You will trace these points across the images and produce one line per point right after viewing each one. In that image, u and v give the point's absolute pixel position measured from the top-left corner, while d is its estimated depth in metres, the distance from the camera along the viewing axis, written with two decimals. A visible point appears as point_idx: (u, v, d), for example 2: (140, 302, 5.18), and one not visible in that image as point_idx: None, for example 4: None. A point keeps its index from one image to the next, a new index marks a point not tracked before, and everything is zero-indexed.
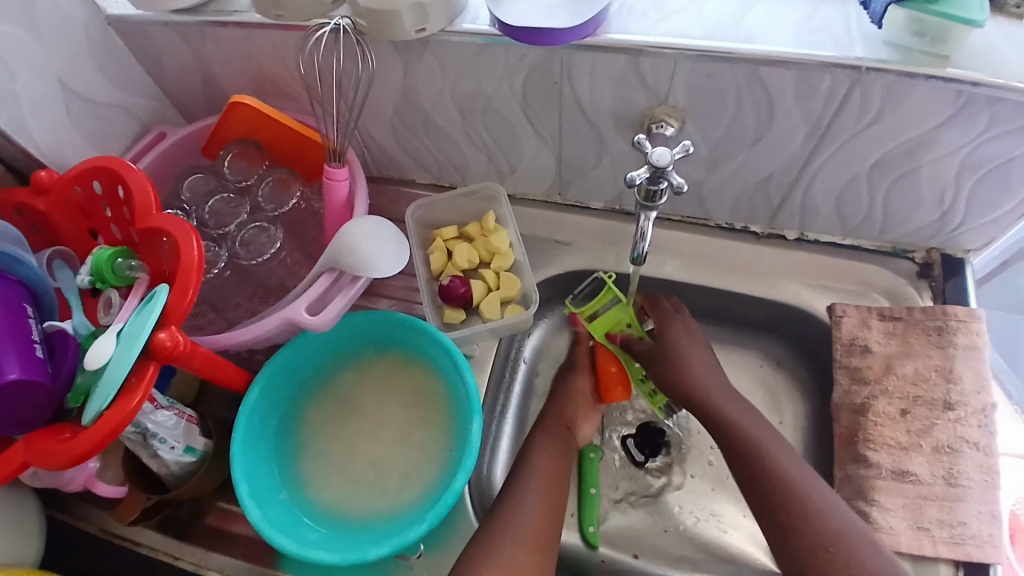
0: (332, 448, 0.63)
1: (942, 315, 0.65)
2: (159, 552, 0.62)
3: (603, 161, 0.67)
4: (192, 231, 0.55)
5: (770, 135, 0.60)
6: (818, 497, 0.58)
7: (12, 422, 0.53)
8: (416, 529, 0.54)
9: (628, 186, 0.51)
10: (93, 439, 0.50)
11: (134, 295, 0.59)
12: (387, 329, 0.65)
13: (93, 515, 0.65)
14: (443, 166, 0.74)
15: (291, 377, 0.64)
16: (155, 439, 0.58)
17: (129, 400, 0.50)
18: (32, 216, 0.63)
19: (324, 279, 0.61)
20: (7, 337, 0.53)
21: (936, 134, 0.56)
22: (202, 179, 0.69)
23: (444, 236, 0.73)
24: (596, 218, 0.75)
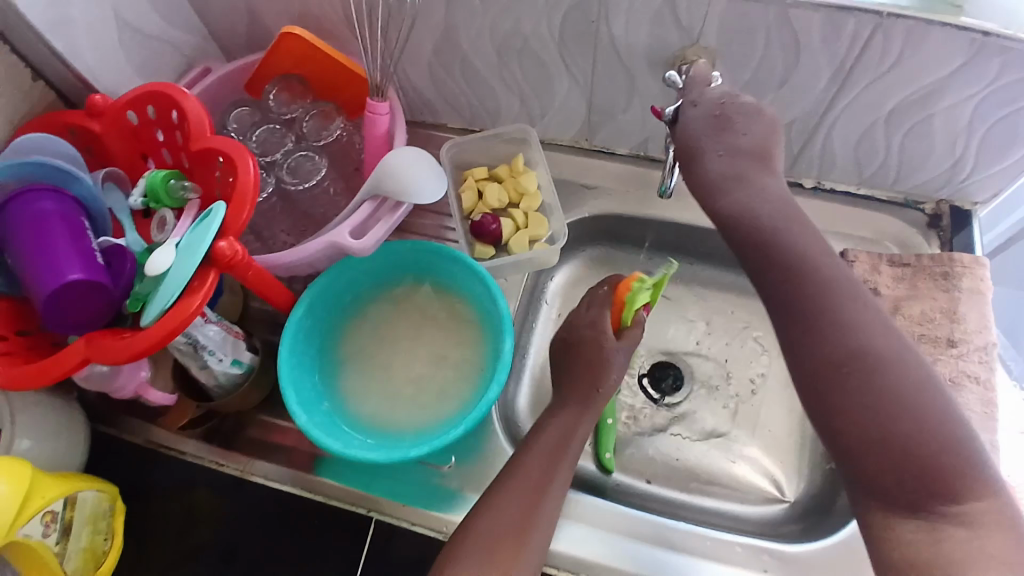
0: (371, 368, 0.68)
1: (948, 262, 0.69)
2: (204, 460, 0.66)
3: (633, 104, 0.71)
4: (249, 154, 0.58)
5: (795, 78, 0.63)
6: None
7: (72, 324, 0.56)
8: (453, 433, 0.59)
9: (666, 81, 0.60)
10: (154, 338, 0.53)
11: (187, 215, 0.62)
12: (424, 261, 0.69)
13: (138, 427, 0.68)
14: (475, 110, 0.77)
15: (334, 300, 0.68)
16: (205, 351, 0.61)
17: (188, 305, 0.54)
18: (84, 137, 0.66)
19: (368, 205, 0.64)
20: (71, 251, 0.56)
21: (947, 83, 0.59)
22: (248, 111, 0.72)
23: (475, 176, 0.76)
24: (622, 164, 0.78)
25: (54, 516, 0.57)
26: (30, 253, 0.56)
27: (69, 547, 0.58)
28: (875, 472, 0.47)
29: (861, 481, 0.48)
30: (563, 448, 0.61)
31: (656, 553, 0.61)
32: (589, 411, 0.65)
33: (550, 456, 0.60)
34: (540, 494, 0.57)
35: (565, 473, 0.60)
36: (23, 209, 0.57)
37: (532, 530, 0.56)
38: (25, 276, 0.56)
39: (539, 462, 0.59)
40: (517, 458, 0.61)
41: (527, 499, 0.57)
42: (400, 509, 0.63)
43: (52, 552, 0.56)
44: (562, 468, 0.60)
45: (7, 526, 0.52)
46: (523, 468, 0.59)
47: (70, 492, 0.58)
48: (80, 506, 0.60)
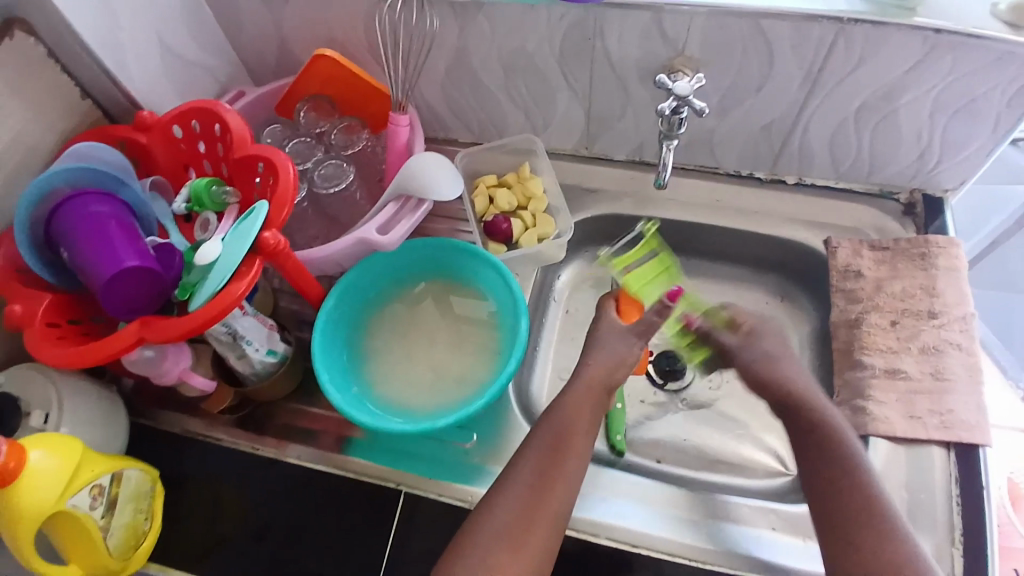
0: (396, 355, 0.73)
1: (925, 243, 0.75)
2: (240, 445, 0.70)
3: (627, 113, 0.78)
4: (288, 158, 0.65)
5: (770, 83, 0.71)
6: (817, 398, 0.68)
7: (128, 309, 0.62)
8: (476, 404, 0.64)
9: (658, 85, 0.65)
10: (203, 319, 0.57)
11: (229, 217, 0.68)
12: (443, 257, 0.75)
13: (174, 418, 0.72)
14: (483, 123, 0.85)
15: (359, 295, 0.74)
16: (244, 340, 0.65)
17: (235, 288, 0.58)
18: (133, 149, 0.73)
19: (393, 204, 0.71)
20: (124, 243, 0.62)
21: (905, 81, 0.67)
22: (280, 129, 0.80)
23: (486, 183, 0.83)
24: (619, 169, 0.85)
25: (101, 490, 0.60)
26: (86, 246, 0.61)
27: (113, 521, 0.61)
28: (847, 498, 0.60)
29: (836, 493, 0.61)
30: (562, 451, 0.63)
31: (669, 515, 0.65)
32: (586, 401, 0.68)
33: (551, 456, 0.63)
34: (540, 493, 0.60)
35: (568, 475, 0.62)
36: (79, 209, 0.62)
37: (535, 524, 0.59)
38: (80, 268, 0.62)
39: (540, 461, 0.62)
40: (519, 453, 0.64)
41: (526, 497, 0.60)
42: (427, 482, 0.66)
43: (95, 525, 0.59)
44: (563, 471, 0.62)
45: (55, 495, 0.55)
46: (523, 469, 0.62)
47: (117, 469, 0.61)
48: (126, 484, 0.62)
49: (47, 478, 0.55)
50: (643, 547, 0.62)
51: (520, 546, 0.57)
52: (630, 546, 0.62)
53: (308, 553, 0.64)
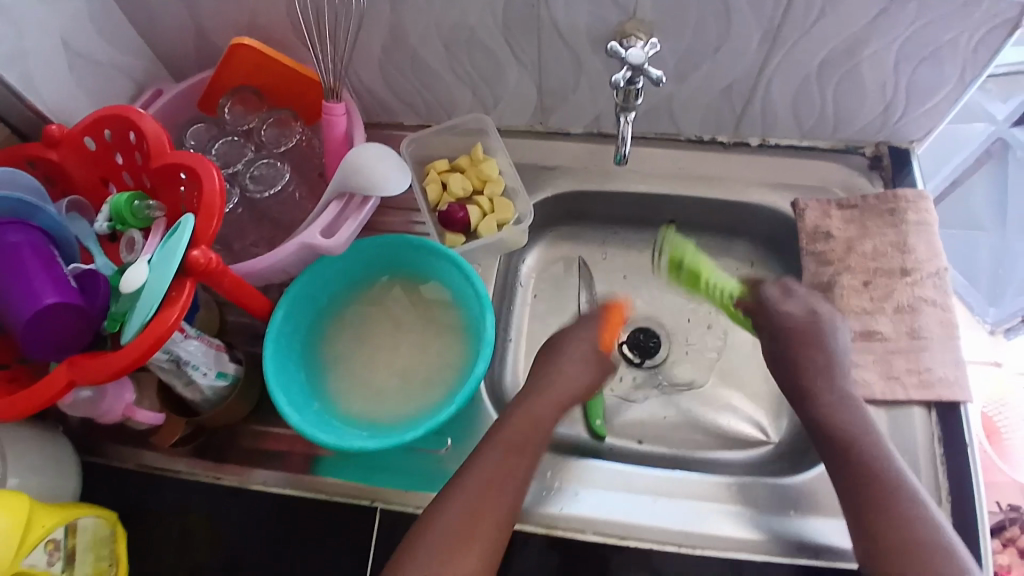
0: (357, 362, 0.69)
1: (894, 199, 0.73)
2: (200, 475, 0.65)
3: (581, 83, 0.73)
4: (211, 162, 0.59)
5: (728, 43, 0.66)
6: None
7: (54, 347, 0.56)
8: (446, 412, 0.60)
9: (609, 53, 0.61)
10: (138, 351, 0.52)
11: (155, 234, 0.62)
12: (398, 255, 0.71)
13: (127, 452, 0.66)
14: (429, 104, 0.80)
15: (312, 302, 0.69)
16: (189, 367, 0.60)
17: (168, 316, 0.53)
18: (44, 168, 0.66)
19: (335, 205, 0.66)
20: (41, 276, 0.56)
21: (869, 31, 0.63)
22: (204, 128, 0.74)
23: (438, 169, 0.78)
24: (576, 142, 0.81)
25: (57, 544, 0.54)
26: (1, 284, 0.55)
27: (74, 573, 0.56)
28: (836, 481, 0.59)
29: None
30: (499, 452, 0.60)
31: (655, 500, 0.63)
32: (546, 398, 0.67)
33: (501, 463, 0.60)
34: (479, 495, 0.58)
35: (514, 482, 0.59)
36: None
37: (479, 539, 0.56)
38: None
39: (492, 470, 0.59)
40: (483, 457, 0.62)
41: (484, 517, 0.57)
42: (404, 496, 0.63)
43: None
44: (509, 477, 0.59)
45: (9, 556, 0.49)
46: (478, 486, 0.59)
47: (70, 520, 0.56)
48: (82, 533, 0.57)
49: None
50: (629, 539, 0.61)
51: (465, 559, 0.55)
52: (618, 539, 0.61)
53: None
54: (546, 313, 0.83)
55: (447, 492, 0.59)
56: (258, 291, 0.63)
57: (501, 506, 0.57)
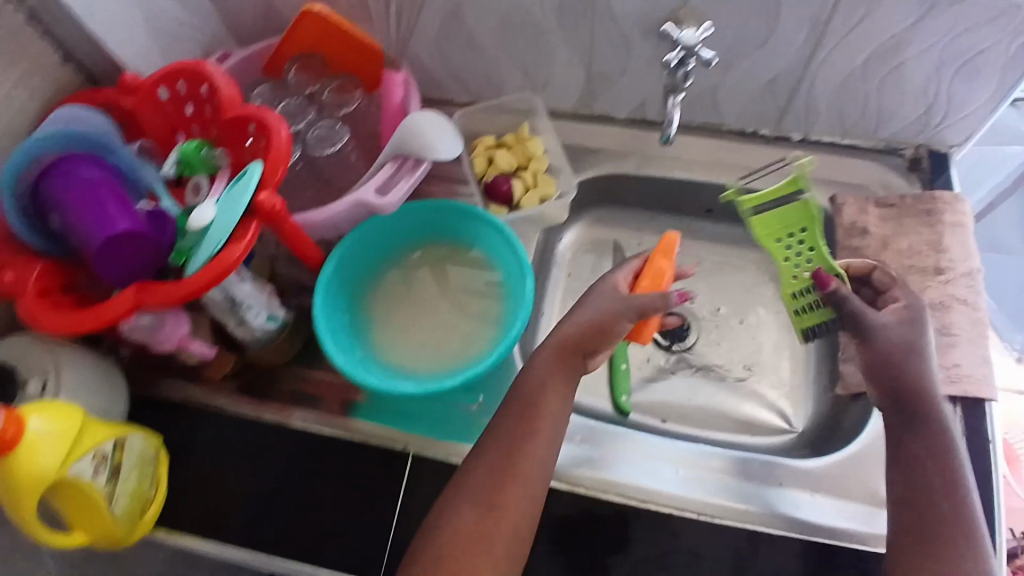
0: (395, 323, 0.72)
1: (931, 200, 0.74)
2: (241, 410, 0.66)
3: (628, 69, 0.76)
4: (281, 117, 0.63)
5: (776, 36, 0.68)
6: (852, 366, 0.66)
7: (126, 273, 0.60)
8: (484, 365, 0.63)
9: (665, 31, 0.65)
10: (203, 282, 0.56)
11: (221, 181, 0.66)
12: (442, 226, 0.74)
13: (173, 387, 0.69)
14: (480, 82, 0.83)
15: (362, 258, 0.73)
16: (243, 306, 0.64)
17: (231, 254, 0.57)
18: (121, 114, 0.70)
19: (390, 165, 0.69)
20: (116, 207, 0.60)
21: (911, 33, 0.65)
22: (270, 89, 0.77)
23: (486, 144, 0.81)
24: (620, 128, 0.84)
25: (104, 457, 0.56)
26: (78, 214, 0.59)
27: (119, 489, 0.57)
28: None
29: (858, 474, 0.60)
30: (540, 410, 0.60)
31: (679, 474, 0.66)
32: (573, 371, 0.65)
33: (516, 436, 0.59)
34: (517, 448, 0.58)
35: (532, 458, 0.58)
36: (70, 174, 0.60)
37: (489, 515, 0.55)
38: (72, 234, 0.60)
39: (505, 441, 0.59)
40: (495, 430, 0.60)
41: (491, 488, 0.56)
42: (435, 444, 0.64)
43: (100, 490, 0.55)
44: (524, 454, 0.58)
45: (55, 463, 0.52)
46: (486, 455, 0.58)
47: (119, 435, 0.57)
48: (130, 450, 0.59)
49: (45, 448, 0.52)
50: (652, 503, 0.62)
51: (500, 508, 0.55)
52: (640, 501, 0.62)
53: (312, 526, 0.61)
54: (577, 291, 0.85)
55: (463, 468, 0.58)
56: (310, 243, 0.66)
57: (540, 462, 0.58)
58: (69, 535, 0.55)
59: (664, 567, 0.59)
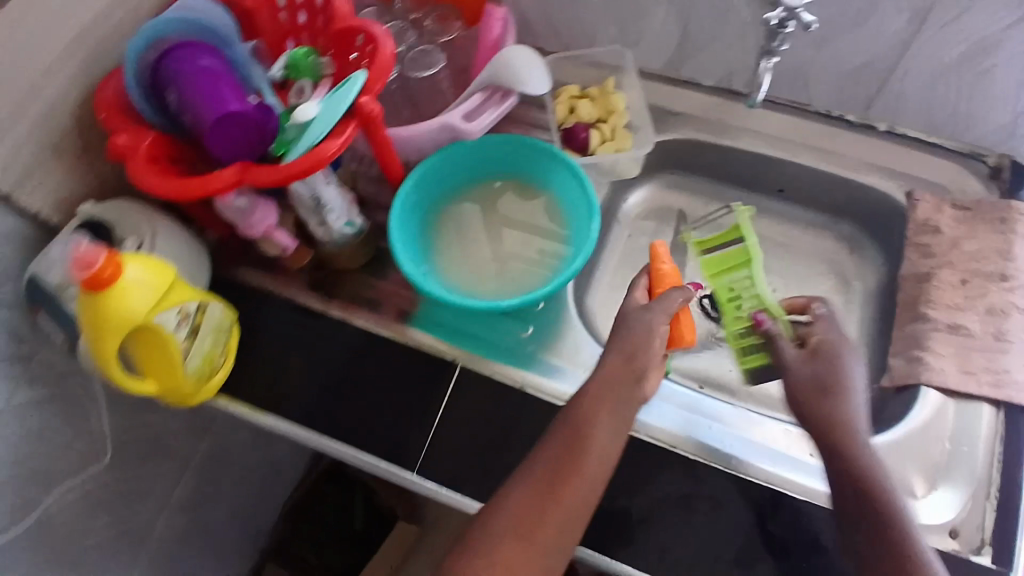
0: (459, 252, 0.76)
1: (1009, 208, 0.73)
2: (308, 301, 0.71)
3: (723, 35, 0.77)
4: (389, 34, 0.67)
5: (875, 17, 0.69)
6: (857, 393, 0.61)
7: (231, 152, 0.64)
8: (542, 292, 0.66)
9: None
10: (299, 169, 0.59)
11: (323, 87, 0.70)
12: (515, 167, 0.77)
13: (249, 272, 0.73)
14: (575, 33, 0.85)
15: (437, 183, 0.75)
16: (327, 207, 0.67)
17: (328, 148, 0.60)
18: (238, 14, 0.74)
19: (480, 95, 0.72)
20: (230, 91, 0.64)
21: (1014, 30, 0.65)
22: (376, 13, 0.81)
23: (570, 92, 0.82)
24: (703, 93, 0.83)
25: (187, 314, 0.60)
26: (195, 91, 0.63)
27: (193, 346, 0.62)
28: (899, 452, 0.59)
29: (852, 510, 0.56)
30: (581, 443, 0.55)
31: (716, 429, 0.69)
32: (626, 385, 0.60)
33: (563, 457, 0.55)
34: (546, 495, 0.54)
35: (586, 480, 0.55)
36: (193, 56, 0.64)
37: (536, 534, 0.53)
38: (186, 110, 0.64)
39: (552, 460, 0.55)
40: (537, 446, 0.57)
41: (538, 499, 0.54)
42: (484, 360, 0.67)
43: (177, 343, 0.59)
44: (576, 478, 0.54)
45: (146, 307, 0.55)
46: (534, 464, 0.56)
47: (202, 299, 0.62)
48: (208, 316, 0.63)
49: (139, 292, 0.55)
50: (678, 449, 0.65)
51: (532, 533, 0.53)
52: (670, 445, 0.65)
53: (358, 414, 0.65)
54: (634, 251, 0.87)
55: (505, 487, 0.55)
56: (395, 156, 0.69)
57: (581, 507, 0.54)
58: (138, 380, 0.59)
59: (684, 506, 0.61)
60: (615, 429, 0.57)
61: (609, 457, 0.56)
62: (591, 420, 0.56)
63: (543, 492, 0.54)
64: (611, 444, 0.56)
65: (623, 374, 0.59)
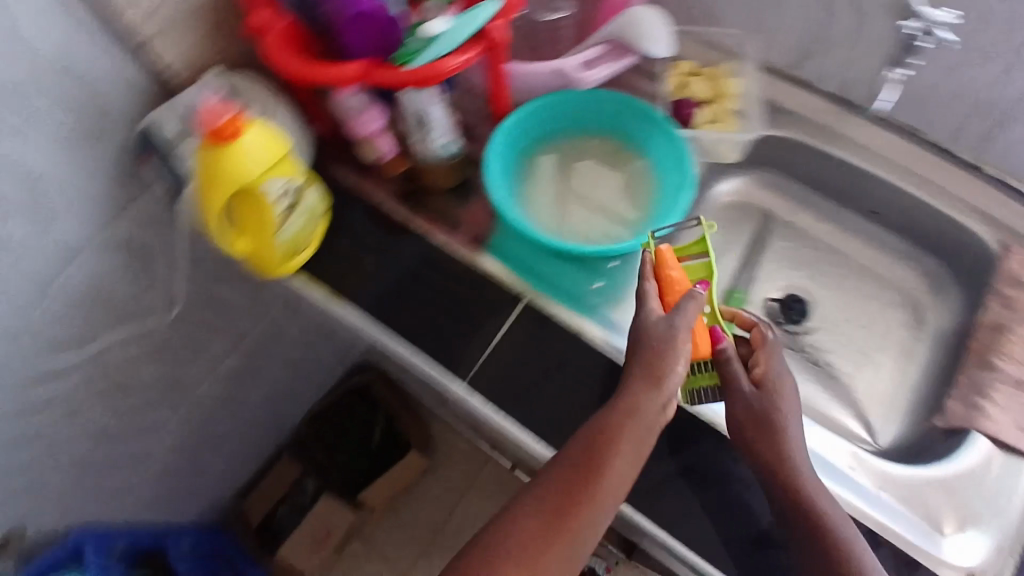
0: (536, 202, 0.77)
1: None
2: (394, 211, 0.73)
3: (854, 42, 0.76)
4: None
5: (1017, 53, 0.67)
6: None
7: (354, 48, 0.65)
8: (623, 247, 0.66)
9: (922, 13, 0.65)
10: (415, 78, 0.62)
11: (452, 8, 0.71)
12: (609, 134, 0.78)
13: (341, 172, 0.76)
14: (703, 12, 0.84)
15: (538, 126, 0.76)
16: (430, 125, 0.69)
17: (447, 63, 0.62)
18: None
19: (601, 47, 0.73)
20: None
21: None
22: None
23: (684, 70, 0.82)
24: (820, 99, 0.82)
25: (289, 191, 0.63)
26: None
27: (286, 223, 0.65)
28: None
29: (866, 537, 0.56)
30: (596, 469, 0.55)
31: None
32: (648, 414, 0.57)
33: (571, 488, 0.55)
34: (556, 523, 0.54)
35: (592, 515, 0.54)
36: None
37: (539, 562, 0.53)
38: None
39: (559, 491, 0.55)
40: (548, 470, 0.57)
41: (543, 529, 0.54)
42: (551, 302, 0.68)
43: (277, 214, 0.63)
44: (583, 512, 0.54)
45: (257, 172, 0.58)
46: (542, 492, 0.56)
47: (304, 181, 0.65)
48: (306, 199, 0.66)
49: (254, 157, 0.58)
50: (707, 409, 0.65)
51: (534, 561, 0.53)
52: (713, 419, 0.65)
53: (407, 317, 0.68)
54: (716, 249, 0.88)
55: (512, 510, 0.55)
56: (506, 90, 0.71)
57: (595, 530, 0.54)
58: (236, 237, 0.63)
59: (701, 482, 0.62)
60: (627, 462, 0.55)
61: (619, 490, 0.55)
62: (604, 451, 0.55)
63: (549, 523, 0.54)
64: (621, 479, 0.55)
65: (645, 408, 0.56)
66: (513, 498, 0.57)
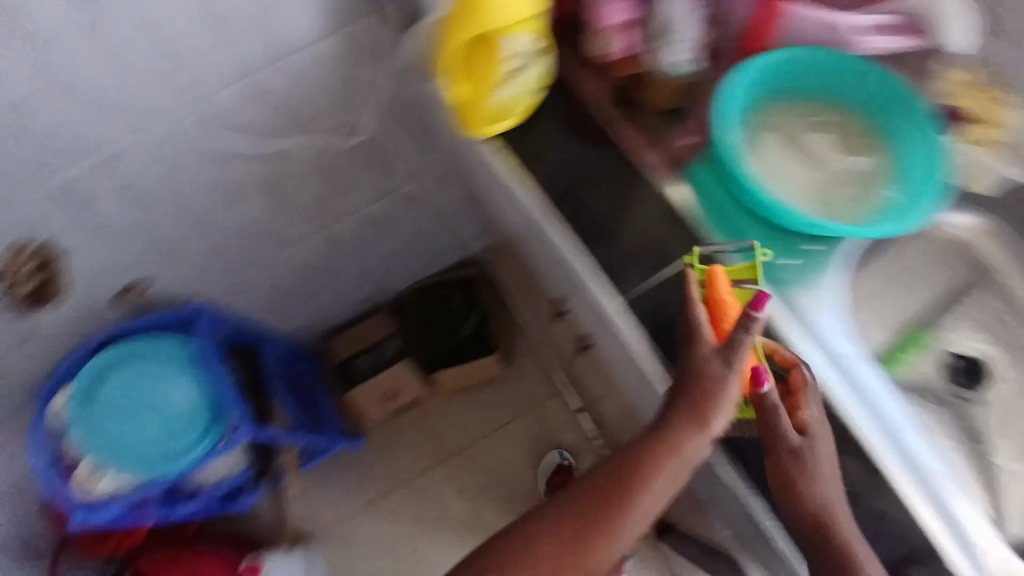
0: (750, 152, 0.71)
1: None
2: (603, 109, 0.69)
3: None
4: None
5: None
6: None
7: None
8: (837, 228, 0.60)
9: None
10: None
11: None
12: (855, 111, 0.71)
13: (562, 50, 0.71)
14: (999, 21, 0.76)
15: (786, 77, 0.70)
16: (674, 34, 0.65)
17: None
18: None
19: (900, 18, 0.72)
20: None
21: None
22: None
23: (964, 80, 0.76)
24: None
25: (522, 50, 0.62)
26: None
27: (505, 84, 0.63)
28: None
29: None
30: (621, 504, 0.61)
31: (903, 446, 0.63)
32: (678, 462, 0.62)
33: (595, 516, 0.61)
34: (575, 544, 0.61)
35: (607, 541, 0.61)
36: None
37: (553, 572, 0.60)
38: None
39: (583, 514, 0.62)
40: (575, 496, 0.63)
41: (562, 546, 0.61)
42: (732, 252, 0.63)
43: (501, 71, 0.62)
44: (600, 538, 0.61)
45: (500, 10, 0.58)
46: (566, 513, 0.62)
47: (539, 50, 0.63)
48: (532, 69, 0.64)
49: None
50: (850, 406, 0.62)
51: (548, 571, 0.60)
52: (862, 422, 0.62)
53: (583, 218, 0.68)
54: (915, 285, 0.89)
55: (535, 522, 0.63)
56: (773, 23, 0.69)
57: (609, 555, 0.61)
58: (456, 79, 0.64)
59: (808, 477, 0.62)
60: (649, 498, 0.62)
61: (634, 525, 0.62)
62: (631, 488, 0.62)
63: (566, 542, 0.61)
64: (637, 516, 0.62)
65: (679, 458, 0.61)
66: (532, 512, 0.65)
